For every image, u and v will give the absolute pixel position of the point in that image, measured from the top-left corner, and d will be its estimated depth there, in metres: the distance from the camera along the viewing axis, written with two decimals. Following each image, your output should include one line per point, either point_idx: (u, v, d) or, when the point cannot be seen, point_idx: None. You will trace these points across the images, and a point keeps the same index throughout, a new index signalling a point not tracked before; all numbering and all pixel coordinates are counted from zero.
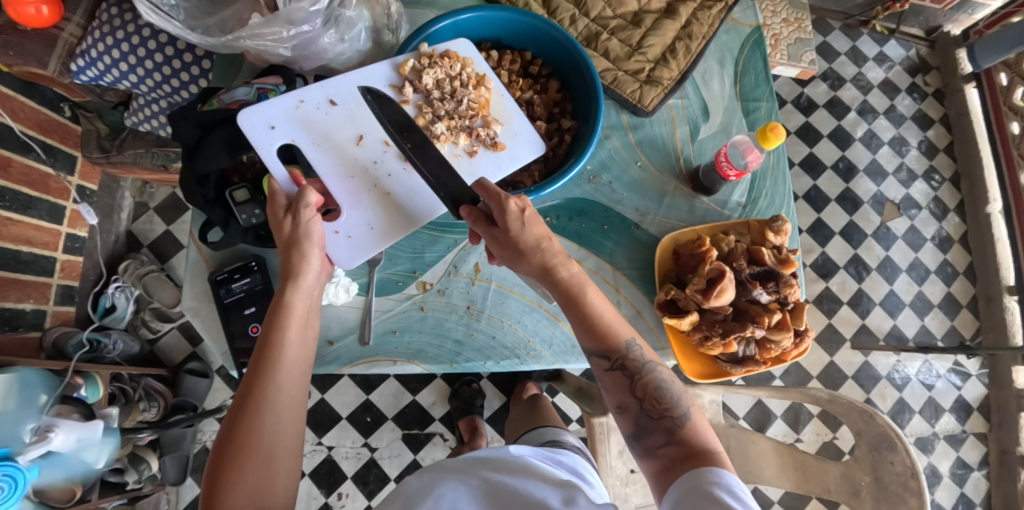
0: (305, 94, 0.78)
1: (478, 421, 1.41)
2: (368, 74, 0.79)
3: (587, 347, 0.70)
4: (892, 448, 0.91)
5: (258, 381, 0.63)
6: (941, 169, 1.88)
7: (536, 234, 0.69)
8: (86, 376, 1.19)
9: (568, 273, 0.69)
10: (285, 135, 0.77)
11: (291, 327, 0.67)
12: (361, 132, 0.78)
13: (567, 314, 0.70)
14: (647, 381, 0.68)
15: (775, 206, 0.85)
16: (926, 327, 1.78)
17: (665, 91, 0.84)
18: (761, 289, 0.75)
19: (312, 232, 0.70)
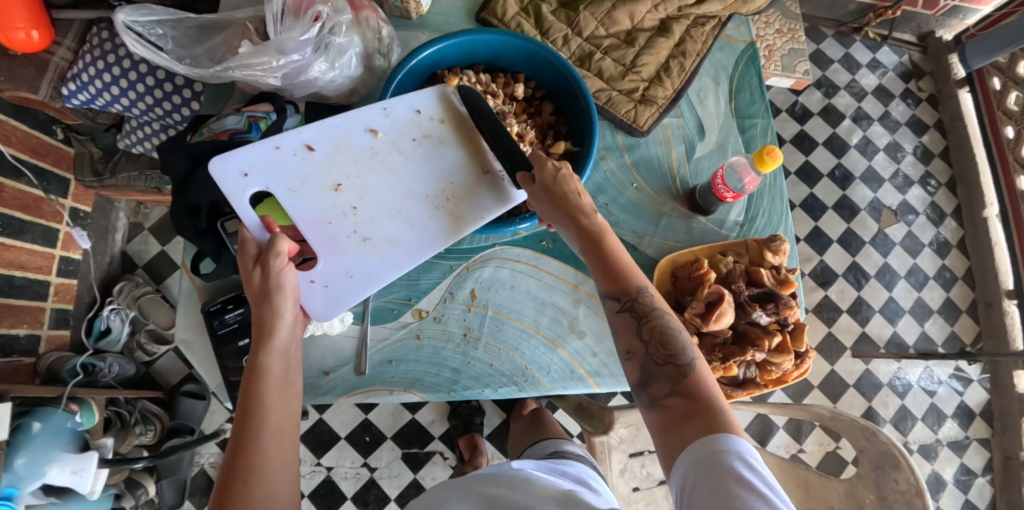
0: (282, 140, 0.74)
1: (478, 439, 1.41)
2: (347, 118, 0.75)
3: (602, 288, 0.68)
4: (896, 466, 0.91)
5: (242, 452, 0.60)
6: (937, 175, 1.88)
7: (568, 188, 0.69)
8: (81, 401, 1.16)
9: (588, 219, 0.68)
10: (259, 182, 0.73)
11: (274, 384, 0.64)
12: (339, 178, 0.74)
13: (585, 257, 0.69)
14: (656, 325, 0.64)
15: (773, 225, 0.84)
16: (926, 333, 1.77)
17: (660, 110, 0.84)
18: (760, 311, 0.74)
19: (282, 284, 0.67)
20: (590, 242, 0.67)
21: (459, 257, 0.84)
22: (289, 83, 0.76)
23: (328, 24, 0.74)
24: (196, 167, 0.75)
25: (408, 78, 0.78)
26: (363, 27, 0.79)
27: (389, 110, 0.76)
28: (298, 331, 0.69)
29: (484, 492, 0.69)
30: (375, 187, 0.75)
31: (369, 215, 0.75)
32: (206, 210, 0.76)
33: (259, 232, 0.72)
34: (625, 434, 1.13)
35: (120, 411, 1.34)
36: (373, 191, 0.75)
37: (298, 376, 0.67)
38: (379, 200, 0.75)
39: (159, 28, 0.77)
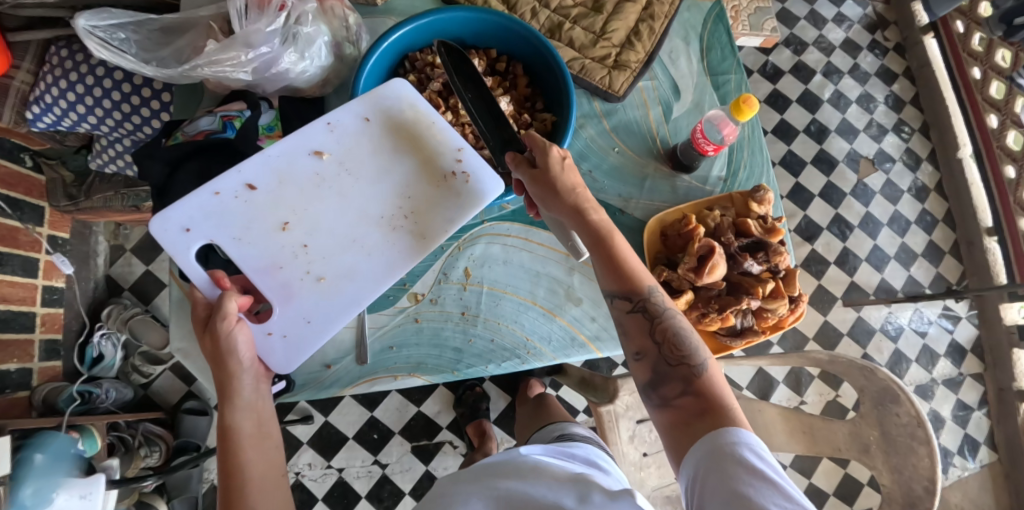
0: (220, 185, 0.74)
1: (486, 424, 1.41)
2: (286, 150, 0.75)
3: (610, 288, 0.69)
4: (896, 401, 0.92)
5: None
6: (910, 121, 1.91)
7: (573, 180, 0.70)
8: (80, 429, 1.16)
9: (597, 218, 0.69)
10: (202, 236, 0.73)
11: (252, 443, 0.65)
12: (285, 217, 0.74)
13: (591, 254, 0.70)
14: (667, 326, 0.67)
15: (755, 176, 0.85)
16: (913, 277, 1.81)
17: (634, 74, 0.84)
18: (751, 261, 0.75)
19: (233, 348, 0.67)
20: (597, 242, 0.69)
21: (450, 237, 0.84)
22: (260, 79, 0.76)
23: (294, 14, 0.73)
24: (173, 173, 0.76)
25: (381, 60, 0.77)
26: (329, 16, 0.79)
27: (334, 126, 0.76)
28: (264, 386, 0.70)
29: (495, 485, 0.69)
30: (323, 218, 0.75)
31: (319, 250, 0.74)
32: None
33: (209, 288, 0.71)
34: (630, 400, 1.14)
35: (123, 435, 1.32)
36: (320, 224, 0.75)
37: (272, 425, 0.67)
38: (327, 234, 0.75)
39: (121, 33, 0.76)
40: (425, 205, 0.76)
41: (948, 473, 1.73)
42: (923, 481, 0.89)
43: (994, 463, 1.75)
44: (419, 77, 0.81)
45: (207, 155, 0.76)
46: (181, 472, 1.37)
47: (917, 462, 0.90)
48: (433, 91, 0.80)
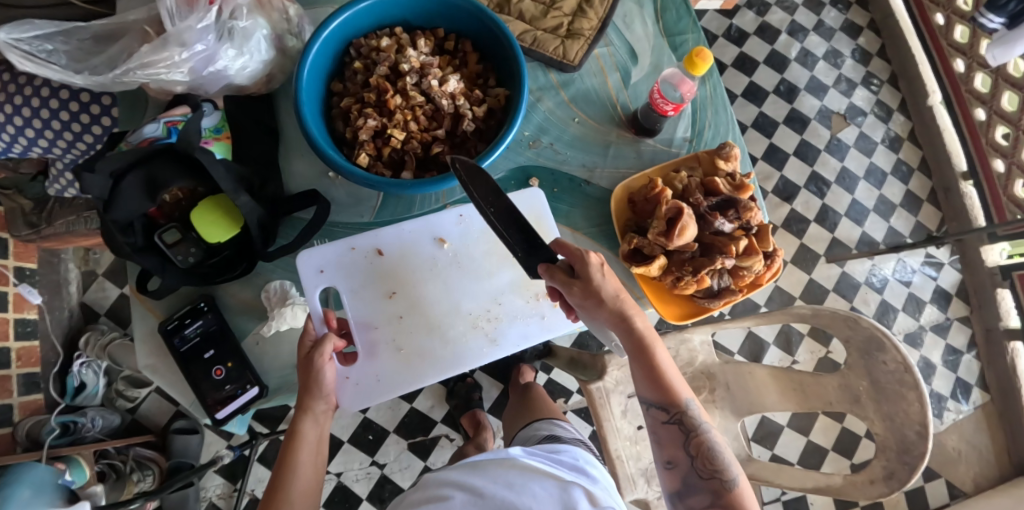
0: (357, 241, 0.83)
1: (481, 414, 1.40)
2: (421, 227, 0.83)
3: (648, 397, 0.73)
4: (882, 348, 0.92)
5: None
6: (878, 73, 1.91)
7: (614, 285, 0.69)
8: (67, 459, 1.16)
9: (639, 326, 0.69)
10: (328, 280, 0.81)
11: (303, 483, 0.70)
12: (394, 288, 0.83)
13: (632, 363, 0.71)
14: (702, 440, 0.73)
15: (721, 134, 0.84)
16: (894, 228, 1.81)
17: (588, 42, 0.82)
18: (722, 219, 0.73)
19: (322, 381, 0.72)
20: (637, 352, 0.70)
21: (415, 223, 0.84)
22: (198, 79, 0.74)
23: (226, 8, 0.72)
24: (118, 182, 0.70)
25: (323, 50, 0.73)
26: (267, 9, 0.76)
27: (463, 219, 0.84)
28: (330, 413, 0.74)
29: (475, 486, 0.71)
30: (423, 298, 0.83)
31: (410, 327, 0.82)
32: (140, 225, 0.74)
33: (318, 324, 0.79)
34: (620, 375, 1.12)
35: (114, 462, 1.33)
36: (420, 304, 0.83)
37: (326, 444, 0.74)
38: (423, 313, 0.83)
39: (48, 44, 0.75)
40: (509, 314, 0.84)
41: (943, 418, 1.75)
42: (915, 426, 0.89)
43: (986, 403, 1.77)
44: (366, 64, 0.75)
45: (156, 160, 0.71)
46: (178, 492, 1.38)
47: (908, 407, 0.90)
48: (380, 75, 0.72)
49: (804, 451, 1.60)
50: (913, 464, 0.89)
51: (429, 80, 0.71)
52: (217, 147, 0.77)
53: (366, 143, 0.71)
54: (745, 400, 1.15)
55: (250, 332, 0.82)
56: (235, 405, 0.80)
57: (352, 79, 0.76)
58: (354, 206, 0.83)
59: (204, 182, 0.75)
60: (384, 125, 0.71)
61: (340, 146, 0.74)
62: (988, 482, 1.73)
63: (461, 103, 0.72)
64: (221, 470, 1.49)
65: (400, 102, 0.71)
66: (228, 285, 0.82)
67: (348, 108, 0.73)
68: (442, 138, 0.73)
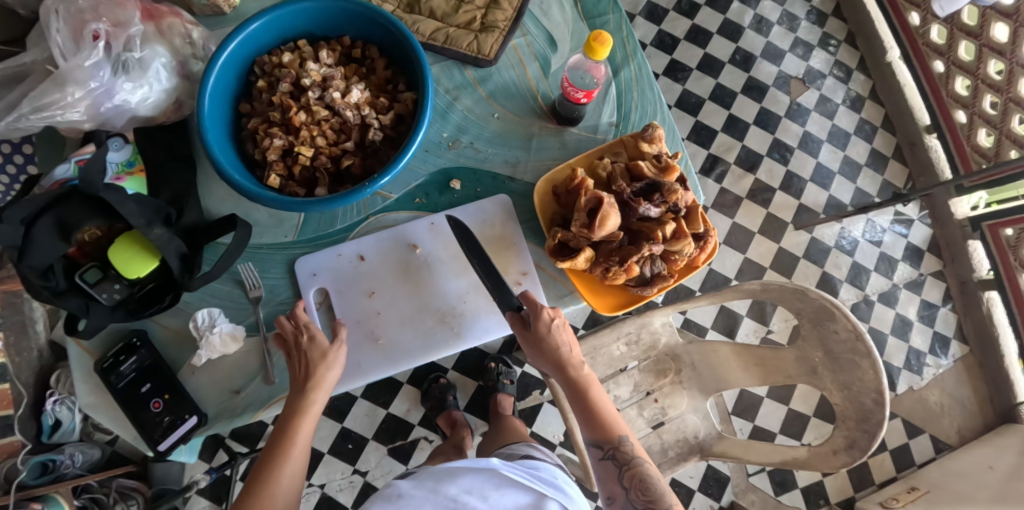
0: (343, 246, 0.79)
1: (456, 413, 1.39)
2: (398, 231, 0.79)
3: (586, 435, 0.77)
4: (832, 318, 0.91)
5: (258, 488, 0.66)
6: (835, 33, 1.88)
7: (564, 339, 0.75)
8: (45, 498, 1.20)
9: (576, 373, 0.75)
10: (317, 283, 0.78)
11: (289, 480, 0.67)
12: (374, 286, 0.78)
13: (571, 403, 0.77)
14: (636, 472, 0.75)
15: (649, 115, 0.82)
16: (861, 188, 1.79)
17: (503, 34, 0.80)
18: (647, 204, 0.71)
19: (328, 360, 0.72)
20: (574, 392, 0.76)
21: (338, 238, 0.79)
22: (99, 116, 0.73)
23: (118, 41, 0.72)
24: (31, 228, 0.67)
25: (225, 73, 0.71)
26: (167, 37, 0.76)
27: (435, 225, 0.79)
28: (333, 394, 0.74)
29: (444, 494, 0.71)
30: (401, 298, 0.78)
31: (388, 323, 0.78)
32: (60, 266, 0.72)
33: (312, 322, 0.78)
34: None
35: (96, 496, 1.32)
36: (399, 300, 0.78)
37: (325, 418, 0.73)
38: (399, 311, 0.78)
39: None
40: (476, 311, 0.78)
41: (924, 374, 1.74)
42: (872, 393, 0.89)
43: (966, 355, 1.77)
44: (270, 82, 0.73)
45: (69, 201, 0.68)
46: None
47: (863, 376, 0.89)
48: (283, 93, 0.71)
49: (784, 421, 1.59)
50: (873, 431, 0.89)
51: (331, 94, 0.70)
52: (131, 182, 0.77)
53: (275, 163, 0.70)
54: (713, 378, 1.14)
55: (184, 362, 0.81)
56: (175, 436, 0.79)
57: (259, 98, 0.74)
58: (276, 227, 0.79)
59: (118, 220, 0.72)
60: (292, 143, 0.70)
61: (252, 167, 0.73)
62: (973, 434, 1.73)
63: (366, 114, 0.71)
64: (205, 493, 1.49)
65: (304, 118, 0.70)
66: (158, 316, 0.81)
67: (255, 129, 0.72)
68: (351, 151, 0.72)
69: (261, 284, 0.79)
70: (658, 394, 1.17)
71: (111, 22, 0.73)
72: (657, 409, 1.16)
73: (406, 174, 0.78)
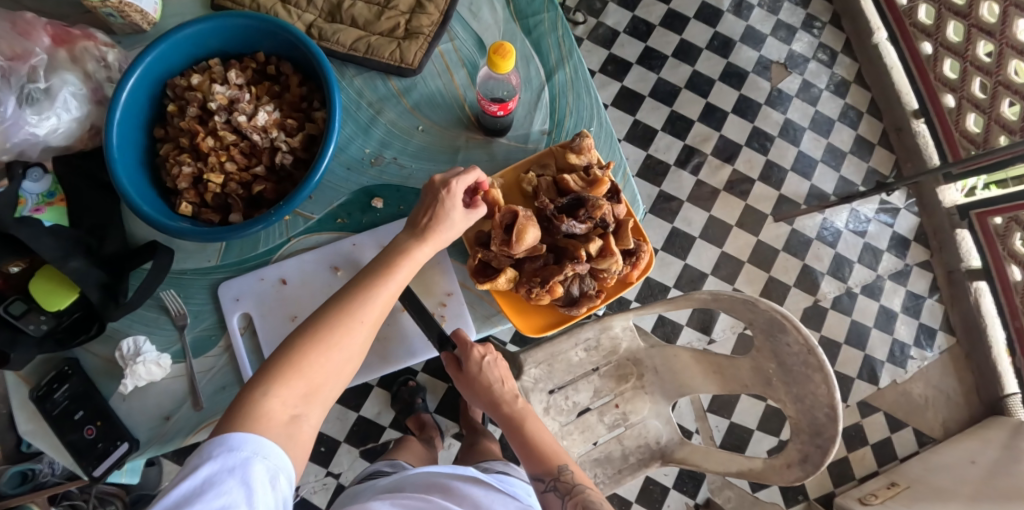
0: (266, 270, 0.79)
1: (424, 415, 1.37)
2: (321, 254, 0.78)
3: (529, 470, 0.77)
4: (783, 330, 0.87)
5: (346, 313, 0.60)
6: (820, 15, 1.82)
7: (496, 374, 0.82)
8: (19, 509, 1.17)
9: (511, 407, 0.80)
10: (242, 308, 0.78)
11: (376, 312, 0.62)
12: (297, 310, 0.78)
13: (511, 441, 0.80)
14: (578, 499, 0.71)
15: (584, 122, 0.79)
16: (845, 177, 1.74)
17: (428, 41, 0.77)
18: (570, 221, 0.69)
19: (451, 216, 0.66)
20: (511, 428, 0.80)
21: (259, 261, 0.79)
22: (9, 149, 0.75)
23: (23, 73, 0.75)
24: None
25: (134, 100, 0.71)
26: (81, 62, 0.78)
27: (359, 245, 0.78)
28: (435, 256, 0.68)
29: (431, 499, 0.68)
30: None
31: None
32: None
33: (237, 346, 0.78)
34: (539, 373, 1.11)
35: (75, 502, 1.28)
36: None
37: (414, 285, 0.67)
38: None
39: None
40: (399, 333, 0.77)
41: (908, 366, 1.70)
42: (824, 408, 0.86)
43: (953, 346, 1.73)
44: (181, 105, 0.74)
45: None
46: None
47: (816, 389, 0.86)
48: (192, 118, 0.72)
49: (762, 418, 1.56)
50: (825, 446, 0.87)
51: (237, 117, 0.71)
52: (51, 213, 0.78)
53: (186, 191, 0.72)
54: (673, 382, 1.11)
55: (115, 389, 0.79)
56: (108, 463, 0.77)
57: (172, 123, 0.75)
58: (199, 251, 0.79)
59: (34, 255, 0.75)
60: (201, 170, 0.72)
61: (167, 195, 0.75)
62: (959, 427, 1.69)
63: (274, 136, 0.72)
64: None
65: (213, 144, 0.71)
66: (89, 344, 0.80)
67: (167, 156, 0.73)
68: (263, 176, 0.73)
69: (186, 308, 0.78)
70: (620, 400, 1.14)
71: (8, 55, 0.74)
72: (618, 414, 1.13)
73: (327, 194, 0.78)
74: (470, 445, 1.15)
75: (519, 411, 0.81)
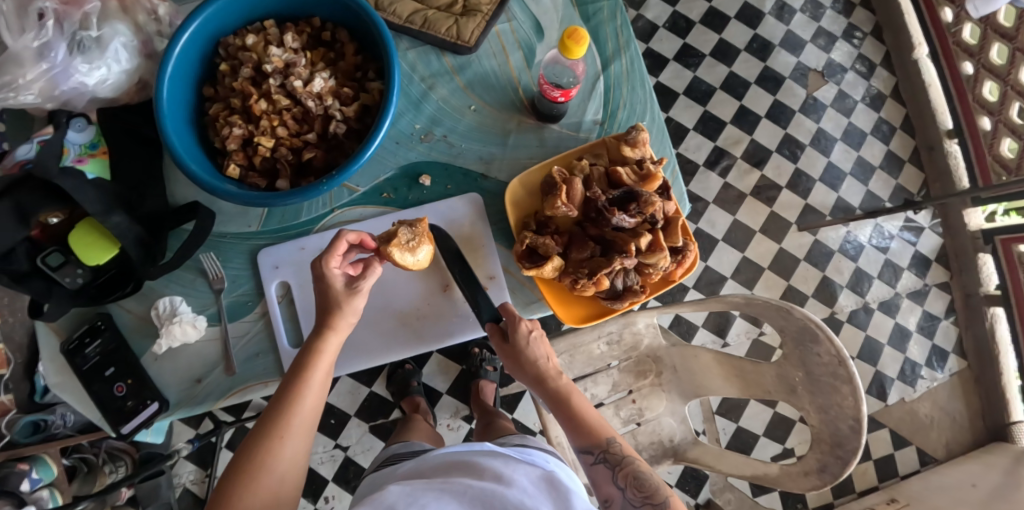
0: (308, 240, 0.79)
1: (418, 399, 1.32)
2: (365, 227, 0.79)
3: (575, 443, 0.75)
4: (815, 340, 0.87)
5: (270, 426, 0.62)
6: (861, 25, 1.80)
7: (542, 350, 0.76)
8: (33, 457, 1.17)
9: (555, 383, 0.76)
10: (285, 276, 0.79)
11: (301, 415, 0.64)
12: None
13: (556, 415, 0.77)
14: (628, 470, 0.72)
15: (636, 115, 0.78)
16: (871, 191, 1.73)
17: (485, 19, 0.77)
18: (621, 214, 0.69)
19: (338, 295, 0.69)
20: (557, 403, 0.76)
21: (301, 230, 0.79)
22: (55, 97, 0.75)
23: (75, 20, 0.74)
24: None
25: (187, 55, 0.70)
26: (131, 12, 0.78)
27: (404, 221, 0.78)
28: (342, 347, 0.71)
29: (452, 479, 0.67)
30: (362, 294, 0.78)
31: None
32: (23, 248, 0.73)
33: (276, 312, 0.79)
34: (559, 363, 1.10)
35: (84, 456, 1.28)
36: None
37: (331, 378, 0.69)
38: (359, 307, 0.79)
39: None
40: (437, 313, 0.78)
41: (917, 386, 1.70)
42: (849, 420, 0.86)
43: (963, 369, 1.73)
44: (233, 65, 0.73)
45: (24, 186, 0.70)
46: (149, 481, 1.30)
47: (841, 401, 0.86)
48: (245, 79, 0.71)
49: (768, 424, 1.57)
50: (846, 458, 0.87)
51: (293, 82, 0.70)
52: (92, 165, 0.77)
53: (234, 153, 0.71)
54: (691, 383, 1.10)
55: (149, 348, 0.80)
56: (137, 421, 0.78)
57: (222, 82, 0.74)
58: (241, 216, 0.79)
59: (75, 205, 0.75)
60: (252, 132, 0.71)
61: (214, 155, 0.74)
62: (961, 449, 1.70)
63: (329, 104, 0.71)
64: (191, 456, 1.42)
65: (265, 107, 0.71)
66: (123, 300, 0.80)
67: (216, 116, 0.72)
68: (313, 143, 0.72)
69: (224, 272, 0.79)
70: (636, 395, 1.14)
71: None
72: (634, 410, 1.13)
73: (374, 168, 0.77)
74: (484, 427, 1.15)
75: (563, 387, 0.77)
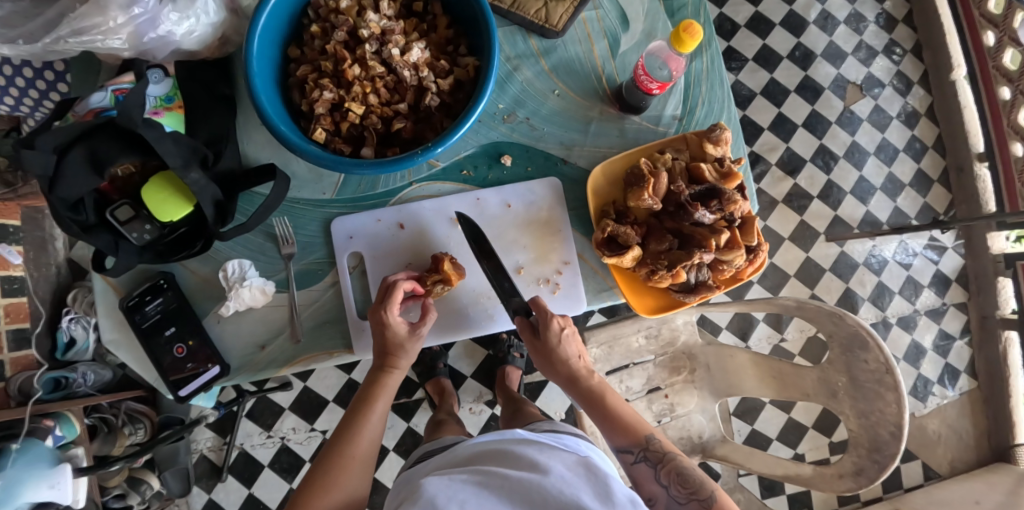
0: (384, 212, 0.81)
1: (444, 382, 1.33)
2: (443, 204, 0.80)
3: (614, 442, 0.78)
4: (864, 347, 0.89)
5: (335, 456, 0.71)
6: (902, 42, 1.80)
7: (573, 350, 0.80)
8: (55, 414, 0.97)
9: (588, 382, 0.80)
10: (359, 247, 0.80)
11: (361, 446, 0.73)
12: (411, 257, 0.82)
13: (591, 415, 0.80)
14: (670, 467, 0.74)
15: (715, 113, 0.79)
16: (899, 208, 1.75)
17: (574, 4, 0.77)
18: (703, 210, 0.70)
19: (400, 338, 0.75)
20: (591, 402, 0.80)
21: (376, 201, 0.80)
22: (140, 45, 0.74)
23: None
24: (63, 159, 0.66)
25: (278, 12, 0.70)
26: None
27: (482, 201, 0.80)
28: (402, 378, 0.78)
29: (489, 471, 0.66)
30: None
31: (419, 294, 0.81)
32: (91, 201, 0.72)
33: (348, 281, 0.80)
34: (598, 353, 1.11)
35: (106, 416, 1.16)
36: None
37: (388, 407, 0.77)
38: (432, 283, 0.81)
39: None
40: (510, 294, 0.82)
41: (927, 401, 1.74)
42: (890, 426, 0.88)
43: (974, 390, 1.75)
44: (323, 28, 0.73)
45: (99, 134, 0.68)
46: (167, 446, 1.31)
47: (884, 407, 0.88)
48: (338, 42, 0.71)
49: (782, 428, 1.60)
50: (882, 463, 0.89)
51: (390, 50, 0.70)
52: (168, 117, 0.79)
53: (322, 117, 0.71)
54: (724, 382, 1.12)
55: (211, 310, 0.80)
56: (196, 383, 0.78)
57: (311, 44, 0.74)
58: (315, 182, 0.79)
59: (152, 158, 0.72)
60: (342, 97, 0.71)
61: (297, 117, 0.74)
62: (965, 467, 1.72)
63: (424, 75, 0.72)
64: (211, 424, 1.42)
65: (359, 73, 0.71)
66: (187, 260, 0.80)
67: (305, 78, 0.72)
68: (403, 113, 0.73)
69: (295, 239, 0.79)
70: (669, 390, 1.15)
71: None
72: (666, 404, 1.14)
73: (455, 144, 0.79)
74: (513, 409, 1.17)
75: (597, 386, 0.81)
